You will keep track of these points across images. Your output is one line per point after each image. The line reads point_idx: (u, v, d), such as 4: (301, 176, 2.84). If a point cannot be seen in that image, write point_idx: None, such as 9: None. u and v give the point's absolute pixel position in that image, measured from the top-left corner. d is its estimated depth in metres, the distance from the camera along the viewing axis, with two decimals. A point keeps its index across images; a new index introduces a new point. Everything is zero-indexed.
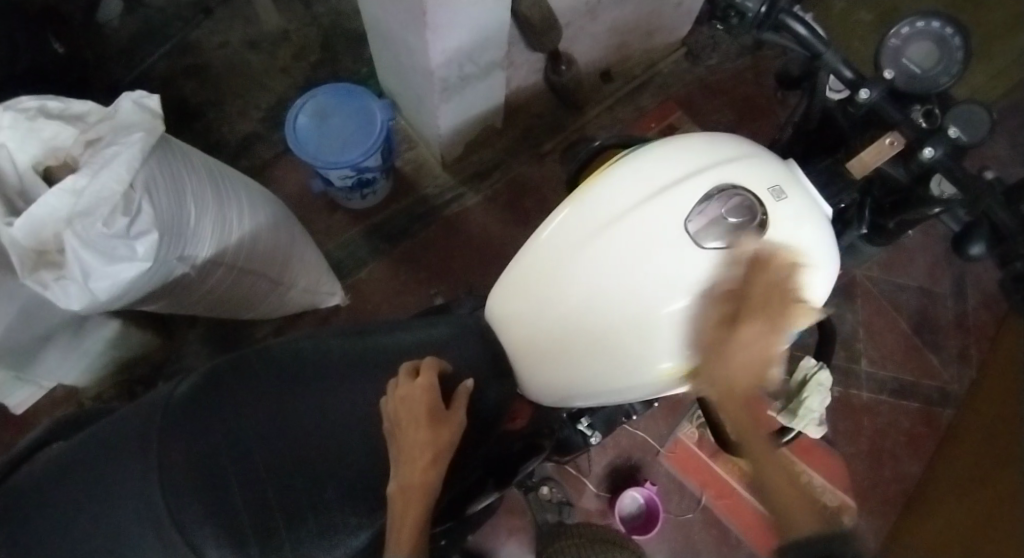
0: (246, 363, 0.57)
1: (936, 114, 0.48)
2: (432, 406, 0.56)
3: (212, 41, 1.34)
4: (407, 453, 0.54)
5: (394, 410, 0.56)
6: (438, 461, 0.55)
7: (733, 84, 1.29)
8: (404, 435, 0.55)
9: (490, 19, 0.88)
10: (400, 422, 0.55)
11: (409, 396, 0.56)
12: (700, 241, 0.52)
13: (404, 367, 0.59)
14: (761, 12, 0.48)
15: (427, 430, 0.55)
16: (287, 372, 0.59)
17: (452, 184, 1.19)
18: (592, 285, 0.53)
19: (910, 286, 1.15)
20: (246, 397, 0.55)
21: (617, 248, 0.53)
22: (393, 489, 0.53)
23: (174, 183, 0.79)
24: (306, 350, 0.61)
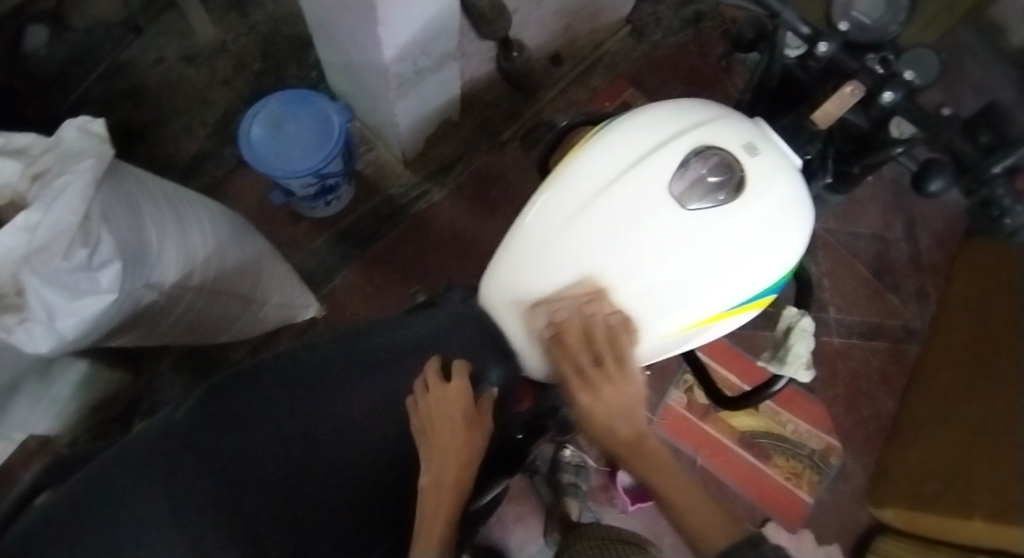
0: (236, 384, 0.58)
1: (890, 60, 0.51)
2: (468, 406, 0.60)
3: (146, 59, 1.30)
4: (441, 452, 0.57)
5: (428, 408, 0.59)
6: (471, 462, 0.58)
7: (678, 57, 1.31)
8: (438, 434, 0.58)
9: (441, 9, 0.88)
10: (435, 422, 0.59)
11: (446, 396, 0.60)
12: (683, 202, 0.52)
13: (434, 367, 0.62)
14: None
15: (462, 430, 0.59)
16: (285, 382, 0.60)
17: (416, 181, 1.18)
18: (583, 269, 0.53)
19: (866, 234, 1.20)
20: (242, 412, 0.56)
21: (603, 227, 0.53)
22: (426, 485, 0.56)
23: (131, 211, 0.77)
24: (300, 358, 0.63)
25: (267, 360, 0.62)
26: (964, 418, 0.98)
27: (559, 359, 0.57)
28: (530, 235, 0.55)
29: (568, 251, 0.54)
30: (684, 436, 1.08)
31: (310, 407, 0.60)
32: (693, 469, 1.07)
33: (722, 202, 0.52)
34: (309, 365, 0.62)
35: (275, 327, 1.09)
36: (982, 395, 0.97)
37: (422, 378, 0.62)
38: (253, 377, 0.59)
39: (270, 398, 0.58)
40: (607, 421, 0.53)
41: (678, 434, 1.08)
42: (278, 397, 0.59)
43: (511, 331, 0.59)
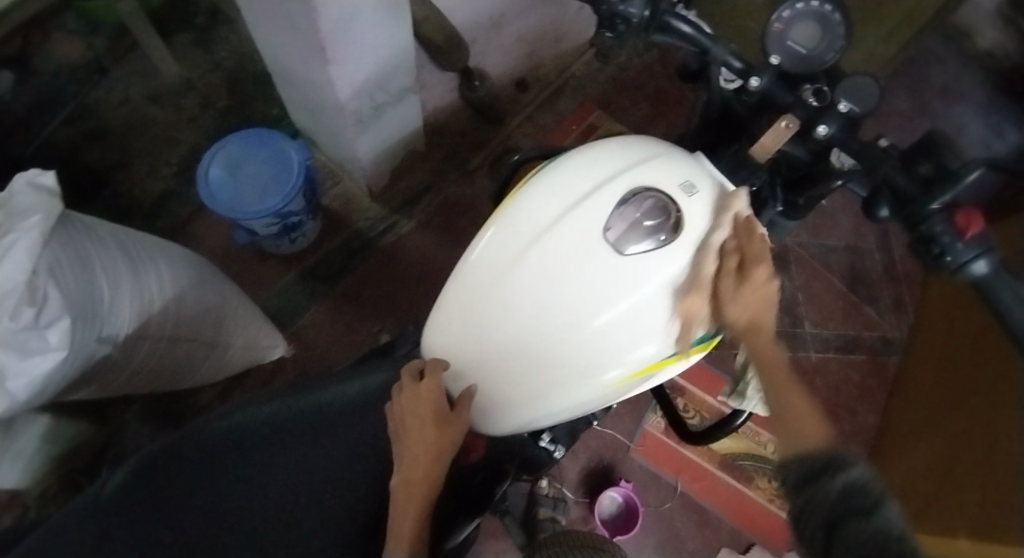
0: (178, 453, 0.60)
1: (825, 91, 0.49)
2: (439, 407, 0.58)
3: (112, 99, 1.28)
4: (415, 448, 0.61)
5: (403, 412, 0.61)
6: (441, 460, 0.61)
7: (643, 77, 1.32)
8: (408, 435, 0.61)
9: (394, 46, 0.87)
10: (407, 423, 0.60)
11: (416, 399, 0.59)
12: (620, 248, 0.52)
13: (413, 367, 0.60)
14: (645, 16, 0.48)
15: (431, 428, 0.59)
16: (218, 449, 0.63)
17: (383, 214, 1.18)
18: (529, 307, 0.53)
19: (837, 246, 1.20)
20: (177, 483, 0.60)
21: (548, 265, 0.53)
22: (397, 482, 0.62)
23: (82, 264, 0.76)
24: (241, 428, 0.64)
25: (211, 421, 0.63)
26: (948, 428, 0.96)
27: (506, 400, 0.56)
28: (476, 272, 0.55)
29: (513, 288, 0.53)
30: (664, 463, 1.07)
31: (245, 474, 0.65)
32: (674, 495, 1.05)
33: (662, 242, 0.51)
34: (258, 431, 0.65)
35: (242, 369, 1.09)
36: (970, 403, 0.93)
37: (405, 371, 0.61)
38: (193, 442, 0.61)
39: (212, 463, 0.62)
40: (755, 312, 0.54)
41: (658, 461, 1.07)
42: (224, 463, 0.63)
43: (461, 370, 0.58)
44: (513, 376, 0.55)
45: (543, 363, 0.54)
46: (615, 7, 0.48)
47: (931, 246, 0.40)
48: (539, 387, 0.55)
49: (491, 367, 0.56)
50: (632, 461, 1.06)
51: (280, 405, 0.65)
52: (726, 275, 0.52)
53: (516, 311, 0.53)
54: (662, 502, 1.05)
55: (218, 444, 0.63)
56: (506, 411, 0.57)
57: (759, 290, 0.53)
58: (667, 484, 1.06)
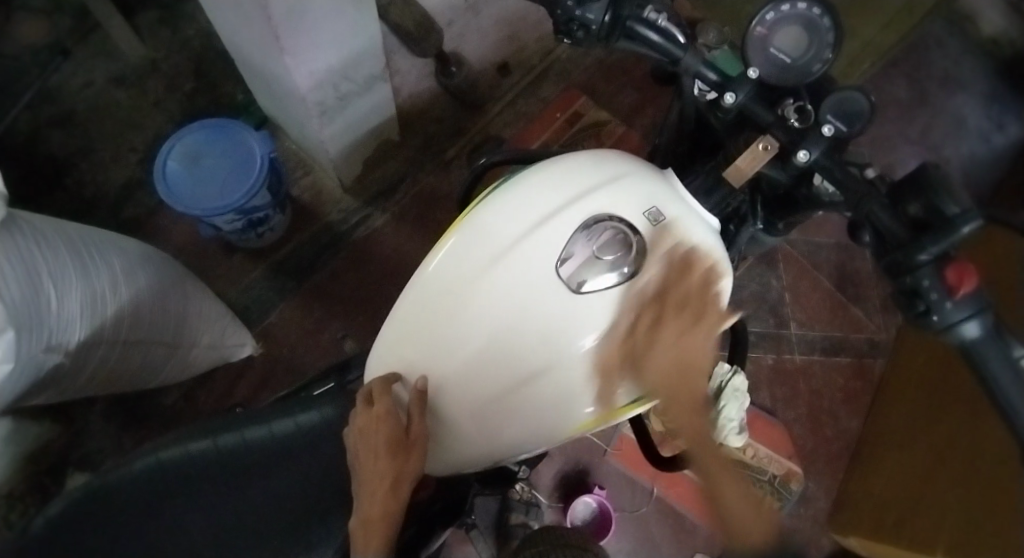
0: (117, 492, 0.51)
1: (809, 110, 0.44)
2: (394, 431, 0.51)
3: (74, 83, 1.22)
4: (370, 482, 0.53)
5: (356, 442, 0.54)
6: (399, 488, 0.52)
7: (632, 62, 1.25)
8: (365, 466, 0.53)
9: (358, 33, 0.81)
10: (362, 454, 0.53)
11: (366, 425, 0.52)
12: (576, 285, 0.48)
13: (365, 390, 0.53)
14: (605, 22, 0.43)
15: (386, 459, 0.52)
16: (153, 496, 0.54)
17: (356, 206, 1.14)
18: (492, 325, 0.48)
19: (828, 244, 1.16)
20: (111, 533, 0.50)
21: (513, 280, 0.48)
22: (355, 525, 0.53)
23: (25, 271, 0.70)
24: (172, 465, 0.55)
25: (135, 458, 0.54)
26: (926, 440, 0.94)
27: (463, 430, 0.51)
28: (432, 284, 0.51)
29: (476, 309, 0.49)
30: (641, 468, 1.04)
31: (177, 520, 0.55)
32: (649, 500, 1.03)
33: (626, 275, 0.48)
34: (188, 470, 0.56)
35: (210, 367, 1.05)
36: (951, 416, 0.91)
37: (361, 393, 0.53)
38: (122, 484, 0.52)
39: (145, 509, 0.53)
40: (668, 382, 0.48)
41: (635, 465, 1.04)
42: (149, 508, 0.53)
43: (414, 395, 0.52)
44: (471, 401, 0.50)
45: (507, 388, 0.48)
46: (572, 12, 0.43)
47: (917, 302, 0.37)
48: (498, 423, 0.50)
49: (446, 396, 0.50)
50: (608, 465, 1.04)
51: (211, 441, 0.57)
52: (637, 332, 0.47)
53: (480, 334, 0.49)
54: (637, 507, 1.03)
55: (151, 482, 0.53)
56: (460, 446, 0.52)
57: (685, 346, 0.47)
58: (642, 488, 1.03)
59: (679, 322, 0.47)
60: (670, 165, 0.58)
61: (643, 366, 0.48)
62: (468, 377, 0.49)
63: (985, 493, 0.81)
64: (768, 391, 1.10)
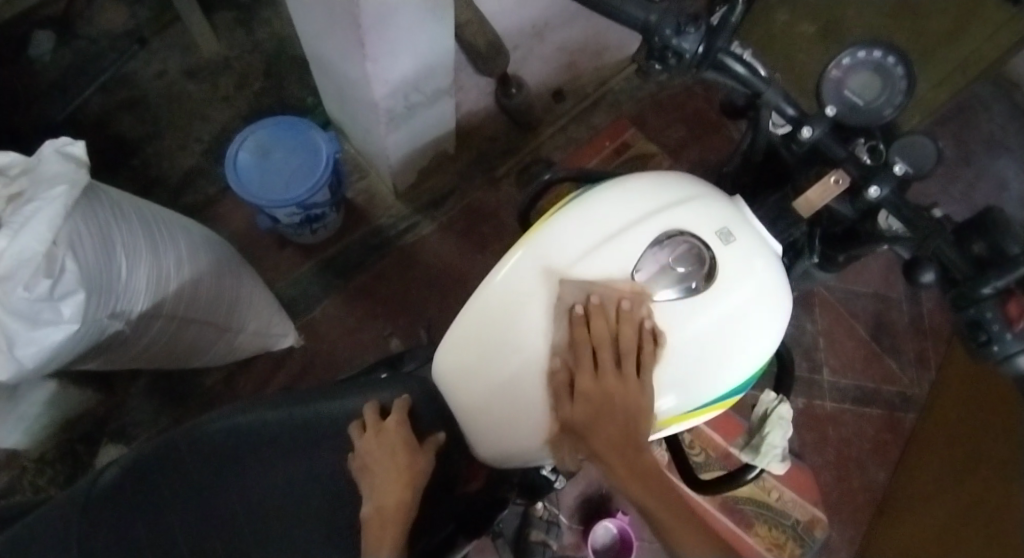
0: (172, 451, 0.58)
1: (880, 150, 0.47)
2: (408, 441, 0.57)
3: (148, 72, 1.28)
4: (385, 480, 0.56)
5: (367, 448, 0.57)
6: (414, 484, 0.57)
7: (682, 99, 1.29)
8: (377, 463, 0.57)
9: (435, 49, 0.85)
10: (374, 457, 0.57)
11: (382, 434, 0.57)
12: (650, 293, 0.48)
13: (371, 408, 0.59)
14: (699, 53, 0.46)
15: (403, 457, 0.57)
16: (214, 458, 0.59)
17: (406, 213, 1.19)
18: (550, 341, 0.48)
19: (865, 293, 1.19)
20: (173, 491, 0.57)
21: (576, 298, 0.48)
22: (368, 514, 0.55)
23: (101, 238, 0.74)
24: (234, 431, 0.60)
25: (218, 418, 0.61)
26: (975, 482, 0.90)
27: (507, 438, 0.52)
28: (495, 296, 0.49)
29: (537, 322, 0.48)
30: None
31: (220, 493, 0.59)
32: None
33: (693, 290, 0.48)
34: (259, 436, 0.60)
35: (253, 353, 1.09)
36: (993, 460, 0.87)
37: (357, 421, 0.59)
38: (192, 441, 0.59)
39: (189, 473, 0.58)
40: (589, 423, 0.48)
41: None
42: (218, 468, 0.59)
43: (465, 401, 0.53)
44: (520, 410, 0.50)
45: (559, 399, 0.49)
46: (669, 40, 0.46)
47: (980, 333, 0.40)
48: (542, 432, 0.50)
49: (496, 406, 0.51)
50: None
51: (285, 412, 0.61)
52: (561, 395, 0.48)
53: (539, 345, 0.48)
54: (657, 537, 1.04)
55: (210, 447, 0.59)
56: (504, 447, 0.52)
57: (613, 401, 0.47)
58: None
59: (606, 381, 0.48)
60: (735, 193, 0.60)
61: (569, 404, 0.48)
62: (520, 388, 0.49)
63: (996, 535, 0.79)
64: (797, 434, 1.13)
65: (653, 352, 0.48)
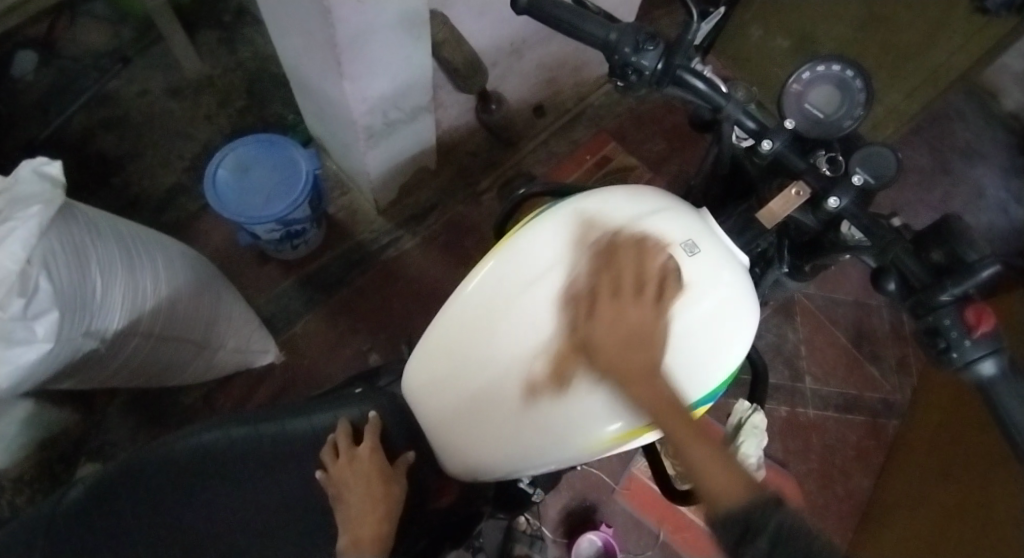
0: (137, 470, 0.58)
1: (840, 161, 0.48)
2: (381, 466, 0.58)
3: (131, 90, 1.28)
4: (360, 511, 0.56)
5: (340, 474, 0.57)
6: (390, 515, 0.56)
7: (662, 112, 1.31)
8: (352, 493, 0.57)
9: (413, 66, 0.86)
10: (349, 485, 0.57)
11: (356, 461, 0.57)
12: None
13: (344, 430, 0.60)
14: (658, 69, 0.47)
15: (379, 485, 0.57)
16: (177, 479, 0.58)
17: (388, 228, 1.19)
18: (521, 345, 0.48)
19: (845, 301, 1.20)
20: (134, 511, 0.56)
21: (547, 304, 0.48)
22: (345, 544, 0.54)
23: (76, 256, 0.73)
24: (211, 446, 0.60)
25: (181, 437, 0.60)
26: (947, 501, 0.91)
27: (478, 451, 0.51)
28: (468, 306, 0.50)
29: (509, 327, 0.49)
30: (648, 509, 1.06)
31: (184, 512, 0.58)
32: (655, 544, 1.05)
33: None
34: (222, 455, 0.60)
35: (232, 371, 1.08)
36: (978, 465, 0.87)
37: (330, 443, 0.59)
38: (155, 462, 0.58)
39: (162, 494, 0.58)
40: (610, 347, 0.45)
41: (642, 506, 1.06)
42: (180, 489, 0.58)
43: (438, 414, 0.52)
44: (493, 420, 0.49)
45: (531, 400, 0.48)
46: (628, 58, 0.47)
47: (938, 339, 0.41)
48: (512, 443, 0.49)
49: (468, 417, 0.51)
50: (616, 504, 1.06)
51: (251, 430, 0.61)
52: (580, 317, 0.47)
53: (509, 348, 0.48)
54: (643, 550, 1.05)
55: (189, 464, 0.59)
56: (477, 460, 0.51)
57: (633, 324, 0.46)
58: (649, 531, 1.06)
59: (623, 305, 0.46)
60: (702, 206, 0.61)
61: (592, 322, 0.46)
62: (492, 397, 0.49)
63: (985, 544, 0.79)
64: (780, 443, 1.13)
65: (670, 288, 0.47)
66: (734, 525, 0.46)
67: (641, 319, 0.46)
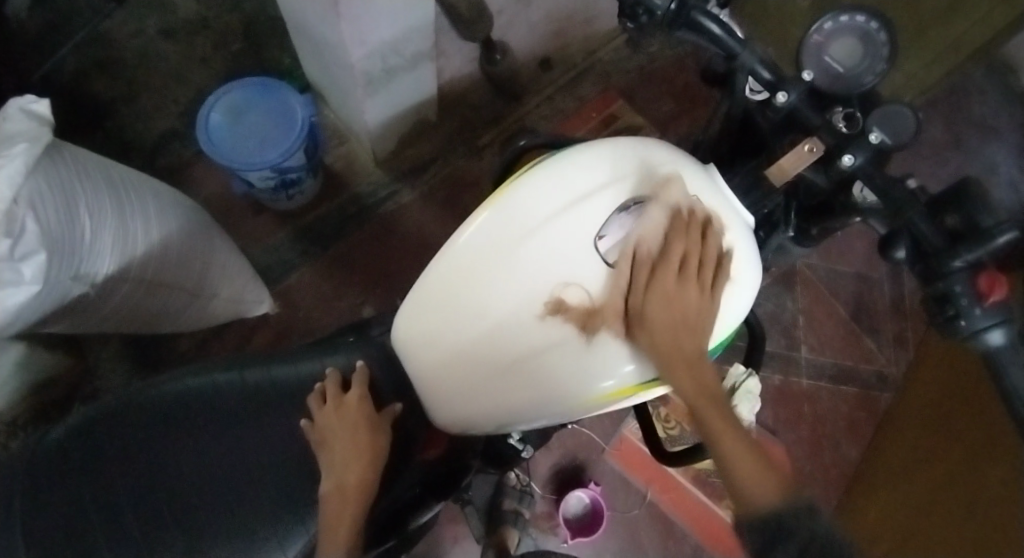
0: (123, 410, 0.57)
1: (857, 117, 0.44)
2: (368, 414, 0.57)
3: (124, 31, 1.24)
4: (344, 460, 0.55)
5: (326, 421, 0.56)
6: (376, 463, 0.56)
7: (672, 71, 1.27)
8: (336, 439, 0.56)
9: (412, 9, 0.82)
10: (336, 431, 0.56)
11: (343, 408, 0.57)
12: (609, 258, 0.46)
13: (333, 378, 0.59)
14: (671, 10, 0.45)
15: (365, 432, 0.56)
16: (167, 419, 0.58)
17: (386, 180, 1.17)
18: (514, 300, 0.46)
19: (848, 272, 1.19)
20: (119, 454, 0.55)
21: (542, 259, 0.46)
22: (329, 488, 0.54)
23: (64, 196, 0.71)
24: (195, 390, 0.59)
25: (168, 380, 0.59)
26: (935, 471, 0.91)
27: (467, 406, 0.50)
28: (461, 258, 0.48)
29: (503, 280, 0.47)
30: (637, 470, 1.07)
31: (169, 455, 0.56)
32: (642, 503, 1.06)
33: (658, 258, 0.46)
34: (206, 398, 0.60)
35: (225, 320, 1.08)
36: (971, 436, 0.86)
37: (317, 390, 0.59)
38: (143, 402, 0.57)
39: (149, 435, 0.56)
40: (664, 328, 0.45)
41: (631, 467, 1.07)
42: (167, 430, 0.57)
43: (429, 368, 0.51)
44: (483, 377, 0.48)
45: (521, 357, 0.47)
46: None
47: (948, 307, 0.39)
48: (499, 400, 0.49)
49: (458, 372, 0.49)
50: (605, 463, 1.07)
51: (239, 374, 0.61)
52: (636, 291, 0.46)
53: (503, 304, 0.47)
54: (629, 509, 1.06)
55: (170, 403, 0.58)
56: (465, 413, 0.51)
57: (691, 309, 0.45)
58: (637, 491, 1.06)
59: (685, 285, 0.45)
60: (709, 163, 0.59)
61: (648, 297, 0.45)
62: (485, 354, 0.48)
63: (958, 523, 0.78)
64: (772, 410, 1.13)
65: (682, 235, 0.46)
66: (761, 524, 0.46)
67: (698, 308, 0.46)
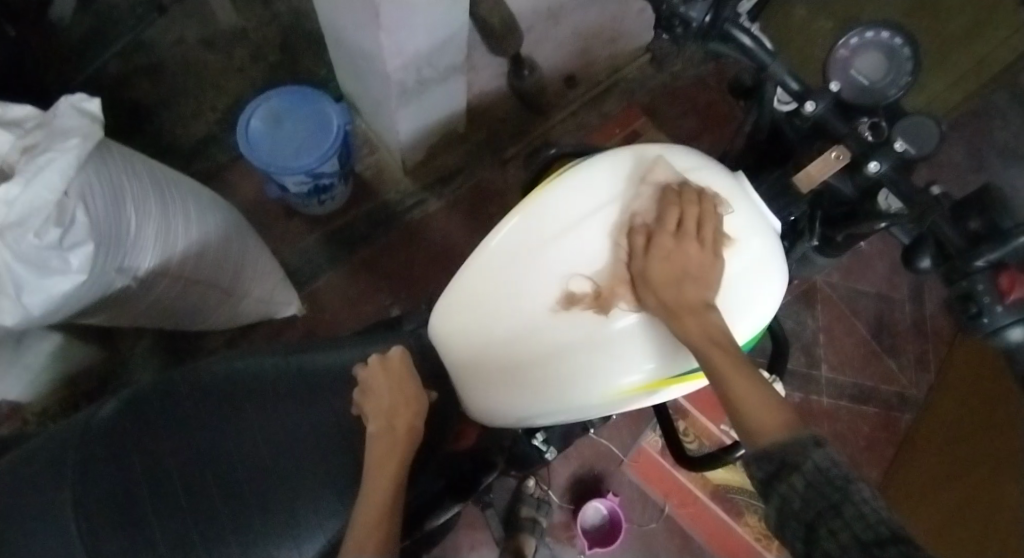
0: (168, 393, 0.58)
1: (881, 126, 0.46)
2: (412, 373, 0.58)
3: (166, 40, 1.28)
4: (388, 415, 0.56)
5: (373, 378, 0.58)
6: (417, 426, 0.57)
7: (695, 90, 1.30)
8: (376, 402, 0.57)
9: (448, 22, 0.85)
10: (380, 389, 0.57)
11: (386, 377, 0.58)
12: None
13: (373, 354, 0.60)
14: (705, 22, 0.46)
15: (405, 404, 0.57)
16: (216, 397, 0.60)
17: (413, 190, 1.20)
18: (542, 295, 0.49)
19: (868, 292, 1.19)
20: (164, 435, 0.55)
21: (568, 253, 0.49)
22: (376, 429, 0.56)
23: (111, 191, 0.74)
24: (239, 373, 0.62)
25: (216, 362, 0.62)
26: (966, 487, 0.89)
27: (494, 402, 0.51)
28: (493, 259, 0.50)
29: (532, 277, 0.49)
30: (654, 482, 1.07)
31: (211, 435, 0.58)
32: (659, 517, 1.06)
33: None
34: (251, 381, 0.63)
35: (255, 320, 1.10)
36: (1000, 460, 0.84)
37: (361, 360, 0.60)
38: (190, 384, 0.59)
39: (193, 417, 0.58)
40: (660, 282, 0.46)
41: (649, 479, 1.07)
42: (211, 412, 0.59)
43: (459, 366, 0.52)
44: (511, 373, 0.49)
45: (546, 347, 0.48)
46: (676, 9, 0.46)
47: (970, 304, 0.41)
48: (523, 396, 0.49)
49: (487, 368, 0.51)
50: (623, 475, 1.07)
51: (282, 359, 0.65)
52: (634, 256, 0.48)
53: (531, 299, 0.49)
54: (647, 521, 1.06)
55: (214, 387, 0.60)
56: (491, 409, 0.52)
57: (688, 262, 0.46)
58: (655, 504, 1.06)
59: (683, 241, 0.47)
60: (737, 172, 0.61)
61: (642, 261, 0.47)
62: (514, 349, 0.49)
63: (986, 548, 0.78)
64: None
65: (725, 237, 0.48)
66: (771, 458, 0.42)
67: (694, 261, 0.46)
